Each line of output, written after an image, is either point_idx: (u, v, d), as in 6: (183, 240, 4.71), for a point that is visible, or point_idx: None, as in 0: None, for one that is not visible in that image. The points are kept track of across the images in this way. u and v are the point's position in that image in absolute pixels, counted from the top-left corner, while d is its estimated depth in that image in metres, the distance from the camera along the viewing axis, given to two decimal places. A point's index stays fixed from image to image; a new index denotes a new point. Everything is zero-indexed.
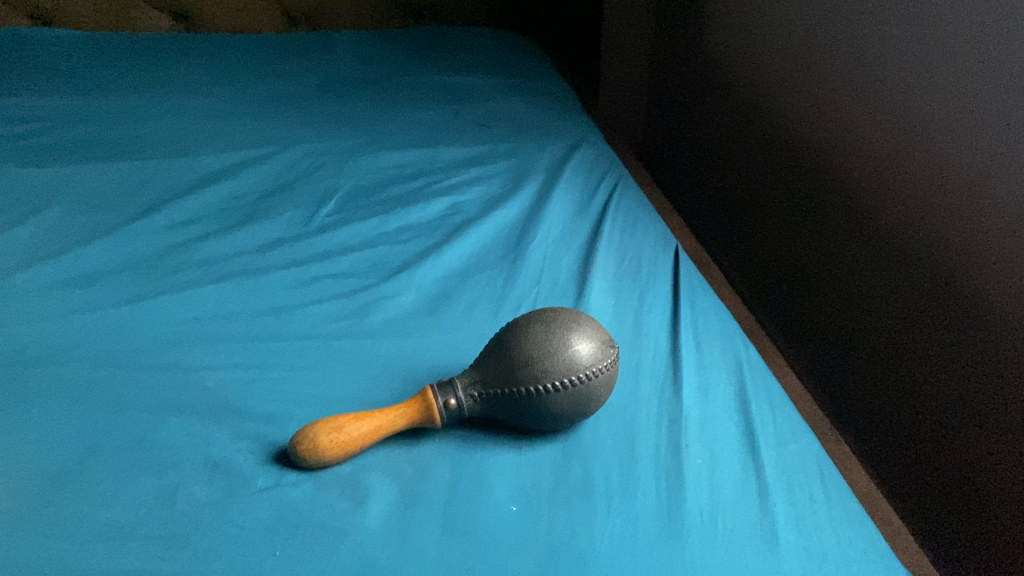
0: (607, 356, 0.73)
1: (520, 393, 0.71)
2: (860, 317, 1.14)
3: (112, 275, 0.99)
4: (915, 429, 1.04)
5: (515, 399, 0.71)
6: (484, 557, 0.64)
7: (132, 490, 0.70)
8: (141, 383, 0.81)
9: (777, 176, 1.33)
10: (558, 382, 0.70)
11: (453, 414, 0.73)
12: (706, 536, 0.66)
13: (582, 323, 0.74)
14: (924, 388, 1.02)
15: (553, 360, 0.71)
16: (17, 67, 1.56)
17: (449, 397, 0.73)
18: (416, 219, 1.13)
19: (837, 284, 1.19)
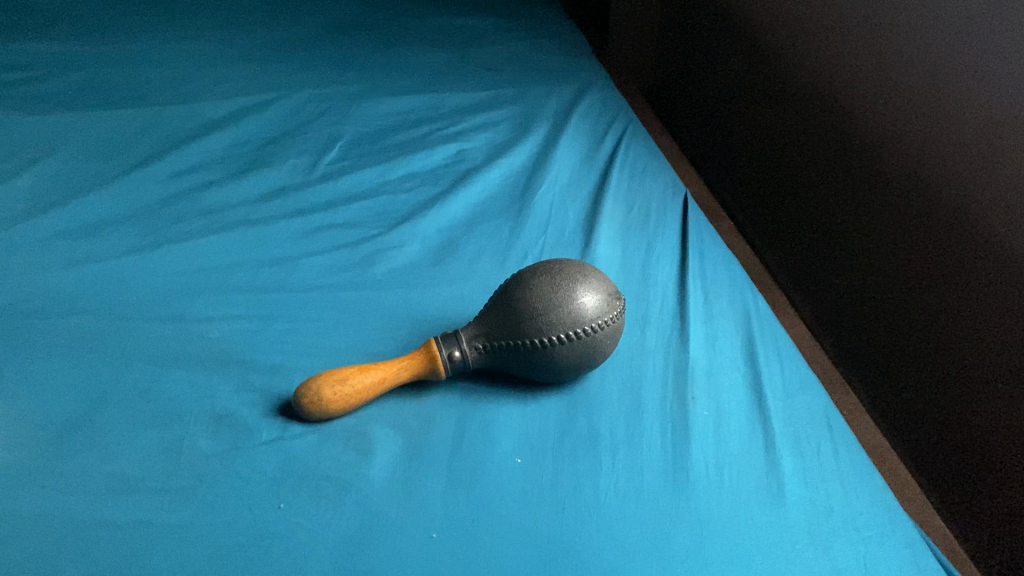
0: (613, 308, 0.72)
1: (525, 345, 0.70)
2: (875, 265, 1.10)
3: (114, 225, 0.98)
4: (922, 389, 1.02)
5: (521, 351, 0.71)
6: (489, 510, 0.64)
7: (137, 442, 0.70)
8: (144, 334, 0.81)
9: (793, 132, 1.28)
10: (563, 335, 0.70)
11: (457, 366, 0.72)
12: (711, 489, 0.66)
13: (590, 275, 0.73)
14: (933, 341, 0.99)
15: (558, 313, 0.70)
16: (12, 11, 1.52)
17: (454, 349, 0.72)
18: (421, 166, 1.11)
19: (853, 246, 1.15)
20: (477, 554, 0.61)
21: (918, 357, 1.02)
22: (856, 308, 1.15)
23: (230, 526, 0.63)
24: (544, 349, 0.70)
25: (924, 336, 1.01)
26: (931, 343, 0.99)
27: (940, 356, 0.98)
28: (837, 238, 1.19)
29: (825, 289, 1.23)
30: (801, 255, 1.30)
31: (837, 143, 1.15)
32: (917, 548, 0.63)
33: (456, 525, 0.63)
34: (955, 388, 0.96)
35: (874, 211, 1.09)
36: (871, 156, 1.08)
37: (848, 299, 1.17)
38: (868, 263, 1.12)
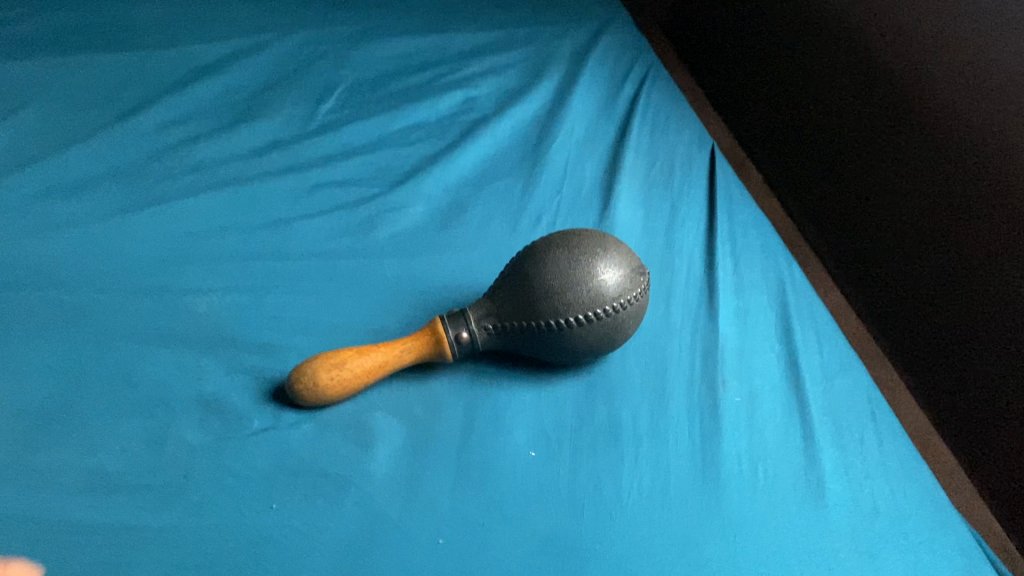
0: (636, 286, 0.66)
1: (539, 327, 0.64)
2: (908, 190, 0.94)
3: (96, 180, 0.90)
4: (958, 333, 0.86)
5: (534, 333, 0.64)
6: (501, 511, 0.59)
7: (120, 433, 0.64)
8: (128, 309, 0.75)
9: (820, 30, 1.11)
10: (582, 316, 0.63)
11: (466, 348, 0.66)
12: (744, 488, 0.60)
13: (611, 248, 0.66)
14: (983, 280, 0.84)
15: (575, 292, 0.63)
16: None
17: (462, 331, 0.65)
18: (426, 116, 1.04)
19: (877, 175, 0.99)
20: (488, 562, 0.56)
21: (960, 296, 0.86)
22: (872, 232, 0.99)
23: (219, 529, 0.58)
24: (561, 331, 0.64)
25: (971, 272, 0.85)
26: (987, 278, 0.83)
27: (998, 294, 0.82)
28: (855, 166, 1.03)
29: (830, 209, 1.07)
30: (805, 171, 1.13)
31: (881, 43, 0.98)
32: (971, 555, 0.58)
33: (464, 528, 0.58)
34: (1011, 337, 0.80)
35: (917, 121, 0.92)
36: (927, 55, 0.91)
37: (863, 223, 1.01)
38: (896, 194, 0.96)
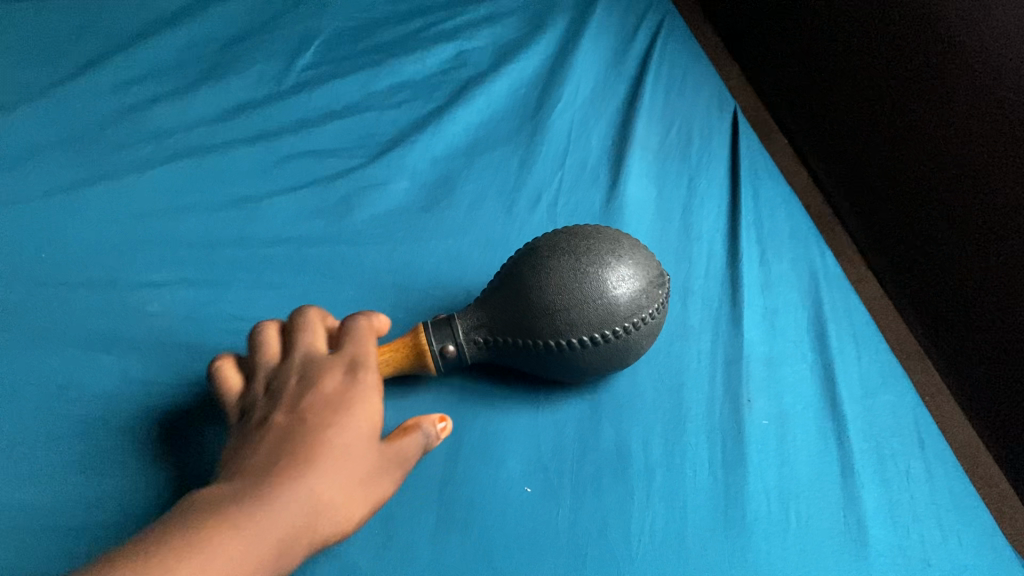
0: (654, 302, 0.55)
1: (538, 347, 0.54)
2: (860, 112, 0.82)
3: (40, 151, 0.80)
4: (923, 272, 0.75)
5: (532, 352, 0.55)
6: (491, 563, 0.49)
7: (55, 459, 0.56)
8: (70, 306, 0.66)
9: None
10: (588, 339, 0.53)
11: (451, 364, 0.56)
12: (774, 535, 0.52)
13: (629, 249, 0.55)
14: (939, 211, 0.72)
15: (581, 313, 0.53)
16: None
17: (448, 344, 0.55)
18: (413, 72, 0.93)
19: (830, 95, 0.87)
20: None
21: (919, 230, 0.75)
22: (864, 114, 0.81)
23: None
24: (562, 349, 0.54)
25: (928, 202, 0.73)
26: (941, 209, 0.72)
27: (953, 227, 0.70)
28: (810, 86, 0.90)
29: (816, 104, 0.90)
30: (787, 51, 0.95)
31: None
32: None
33: None
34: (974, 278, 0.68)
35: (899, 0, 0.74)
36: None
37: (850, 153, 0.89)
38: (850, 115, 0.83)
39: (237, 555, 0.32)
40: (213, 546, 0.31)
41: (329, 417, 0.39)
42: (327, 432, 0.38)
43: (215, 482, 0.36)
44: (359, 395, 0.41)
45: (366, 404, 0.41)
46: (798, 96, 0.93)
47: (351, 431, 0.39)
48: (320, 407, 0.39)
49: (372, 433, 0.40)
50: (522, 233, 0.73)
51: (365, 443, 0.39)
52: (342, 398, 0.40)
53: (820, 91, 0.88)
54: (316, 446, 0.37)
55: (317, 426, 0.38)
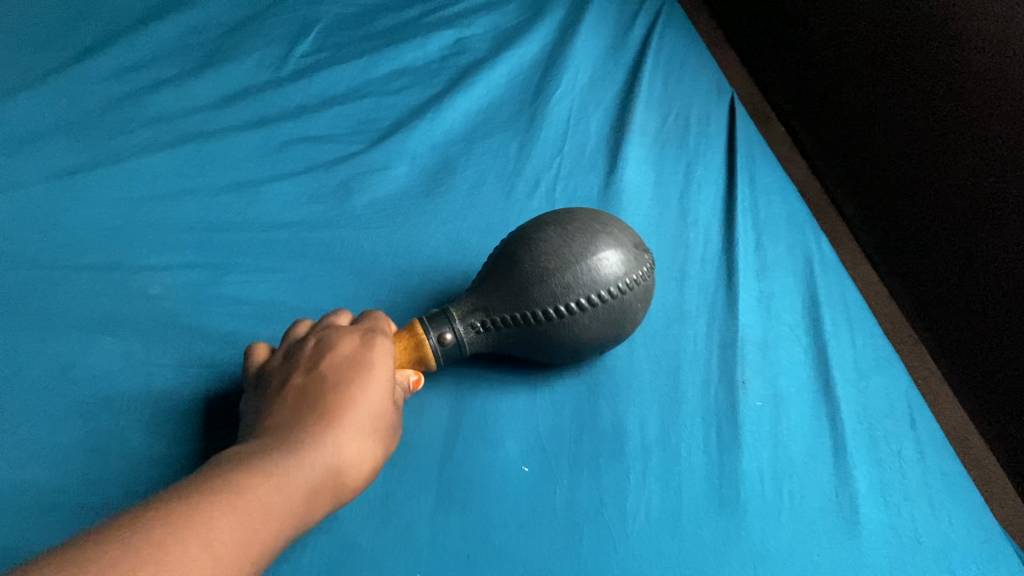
0: (641, 264, 0.56)
1: (533, 318, 0.54)
2: (855, 101, 0.83)
3: (41, 136, 0.80)
4: (912, 262, 0.76)
5: (529, 326, 0.55)
6: (488, 541, 0.50)
7: (58, 436, 0.57)
8: (71, 288, 0.66)
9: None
10: (582, 299, 0.54)
11: (450, 353, 0.55)
12: (767, 513, 0.52)
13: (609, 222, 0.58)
14: (931, 200, 0.73)
15: (574, 273, 0.54)
16: None
17: (445, 332, 0.55)
18: (413, 58, 0.93)
19: (826, 84, 0.87)
20: None
21: (910, 219, 0.76)
22: (861, 99, 0.82)
23: None
24: (560, 315, 0.54)
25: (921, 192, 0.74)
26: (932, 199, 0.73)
27: (945, 217, 0.71)
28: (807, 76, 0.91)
29: (812, 94, 0.90)
30: (785, 37, 0.95)
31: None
32: None
33: (444, 565, 0.49)
34: (964, 267, 0.70)
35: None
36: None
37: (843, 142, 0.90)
38: (845, 105, 0.84)
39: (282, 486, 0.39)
40: (265, 479, 0.38)
41: (349, 382, 0.46)
42: (348, 396, 0.45)
43: (253, 438, 0.43)
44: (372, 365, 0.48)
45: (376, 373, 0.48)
46: (796, 81, 0.94)
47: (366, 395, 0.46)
48: (339, 376, 0.47)
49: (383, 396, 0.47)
50: (520, 217, 0.74)
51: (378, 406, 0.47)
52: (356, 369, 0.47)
53: (818, 76, 0.89)
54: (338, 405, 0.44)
55: (338, 390, 0.45)
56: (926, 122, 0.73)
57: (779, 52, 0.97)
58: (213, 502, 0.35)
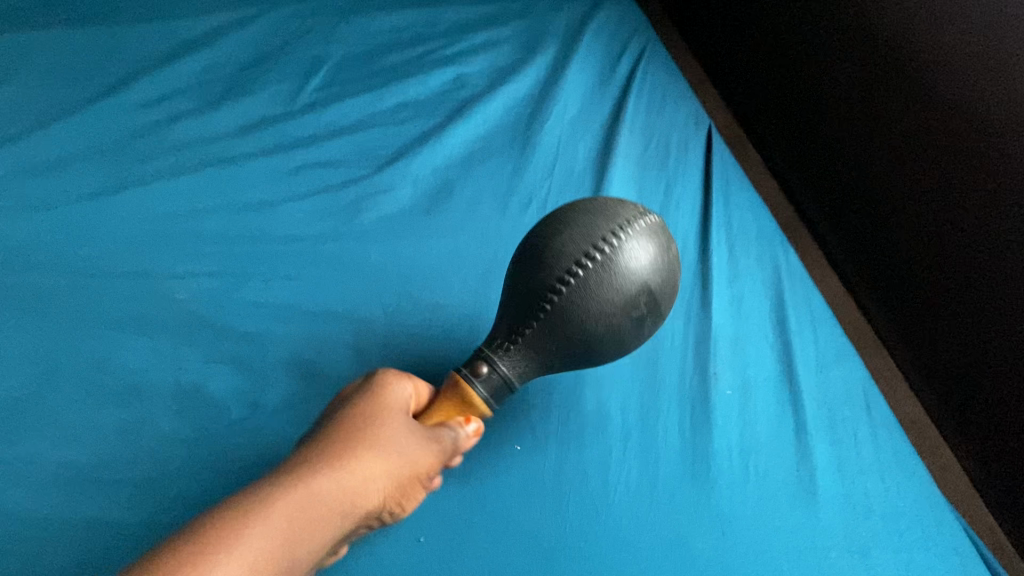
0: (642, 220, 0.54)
1: (552, 306, 0.51)
2: (823, 146, 0.89)
3: (74, 162, 0.87)
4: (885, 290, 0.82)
5: (552, 317, 0.52)
6: (483, 508, 0.56)
7: (94, 422, 0.63)
8: (105, 293, 0.73)
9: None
10: (578, 263, 0.51)
11: (498, 385, 0.53)
12: (734, 484, 0.58)
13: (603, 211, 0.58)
14: (896, 235, 0.79)
15: (565, 243, 0.52)
16: None
17: (483, 364, 0.53)
18: (416, 93, 1.01)
19: (799, 128, 0.95)
20: (467, 562, 0.53)
21: (881, 252, 0.82)
22: (831, 137, 0.87)
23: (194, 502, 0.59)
24: (559, 275, 0.51)
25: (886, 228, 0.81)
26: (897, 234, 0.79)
27: (907, 251, 0.77)
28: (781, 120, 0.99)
29: (788, 137, 0.98)
30: (761, 68, 1.01)
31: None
32: (967, 559, 0.56)
33: (445, 529, 0.55)
34: (926, 296, 0.75)
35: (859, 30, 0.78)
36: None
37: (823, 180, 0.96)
38: (817, 148, 0.91)
39: (293, 536, 0.39)
40: (279, 525, 0.38)
41: (388, 435, 0.46)
42: (384, 449, 0.45)
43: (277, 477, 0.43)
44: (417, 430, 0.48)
45: (407, 450, 0.46)
46: (772, 111, 1.00)
47: (402, 453, 0.46)
48: (378, 425, 0.46)
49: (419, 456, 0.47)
50: (513, 232, 0.81)
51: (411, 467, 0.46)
52: (399, 424, 0.47)
53: (791, 109, 0.95)
54: (371, 458, 0.44)
55: (377, 441, 0.45)
56: (893, 168, 0.77)
57: (756, 98, 1.04)
58: (216, 553, 0.36)
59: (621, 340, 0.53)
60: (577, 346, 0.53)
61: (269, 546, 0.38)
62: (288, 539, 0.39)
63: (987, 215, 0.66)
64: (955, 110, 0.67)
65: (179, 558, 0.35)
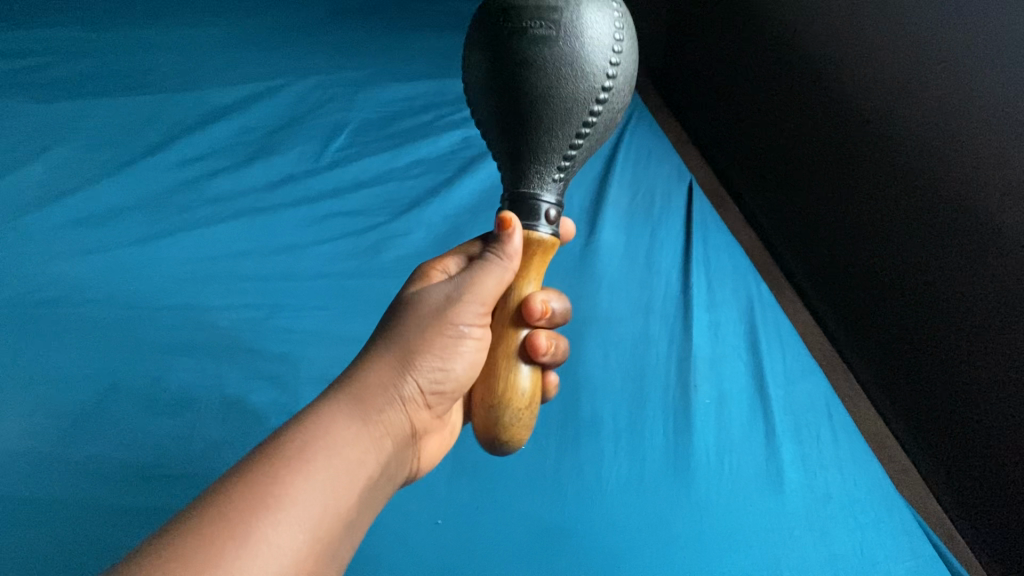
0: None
1: (539, 93, 0.49)
2: (820, 208, 0.99)
3: (124, 212, 0.98)
4: (868, 332, 0.90)
5: (544, 102, 0.49)
6: (493, 497, 0.65)
7: (151, 429, 0.72)
8: (156, 322, 0.82)
9: (752, 34, 1.13)
10: (523, 34, 0.48)
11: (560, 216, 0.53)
12: (712, 476, 0.67)
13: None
14: (880, 291, 0.88)
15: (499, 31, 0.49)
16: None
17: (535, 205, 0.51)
18: (427, 152, 1.13)
19: (795, 190, 1.04)
20: (480, 538, 0.62)
21: (865, 300, 0.91)
22: (821, 193, 0.98)
23: None
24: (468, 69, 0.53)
25: (872, 282, 0.89)
26: (882, 288, 0.87)
27: (893, 304, 0.86)
28: (778, 180, 1.09)
29: (782, 196, 1.08)
30: (753, 140, 1.15)
31: (808, 37, 0.98)
32: (915, 535, 0.64)
33: (460, 513, 0.64)
34: (905, 344, 0.84)
35: (845, 94, 0.91)
36: (850, 33, 0.90)
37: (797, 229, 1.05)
38: (812, 208, 1.01)
39: (364, 437, 0.45)
40: (351, 430, 0.44)
41: (437, 306, 0.50)
42: (439, 322, 0.49)
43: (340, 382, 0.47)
44: (470, 276, 0.51)
45: (467, 304, 0.50)
46: (760, 176, 1.14)
47: (461, 313, 0.50)
48: (427, 303, 0.51)
49: (477, 311, 0.51)
50: None
51: (473, 323, 0.50)
52: (455, 298, 0.50)
53: (784, 174, 1.07)
54: (427, 340, 0.49)
55: (427, 320, 0.50)
56: (884, 232, 0.86)
57: (755, 159, 1.15)
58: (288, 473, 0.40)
59: (534, 42, 0.48)
60: (518, 88, 0.49)
61: (341, 453, 0.43)
62: (363, 439, 0.44)
63: (943, 249, 0.77)
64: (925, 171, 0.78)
65: (255, 476, 0.40)
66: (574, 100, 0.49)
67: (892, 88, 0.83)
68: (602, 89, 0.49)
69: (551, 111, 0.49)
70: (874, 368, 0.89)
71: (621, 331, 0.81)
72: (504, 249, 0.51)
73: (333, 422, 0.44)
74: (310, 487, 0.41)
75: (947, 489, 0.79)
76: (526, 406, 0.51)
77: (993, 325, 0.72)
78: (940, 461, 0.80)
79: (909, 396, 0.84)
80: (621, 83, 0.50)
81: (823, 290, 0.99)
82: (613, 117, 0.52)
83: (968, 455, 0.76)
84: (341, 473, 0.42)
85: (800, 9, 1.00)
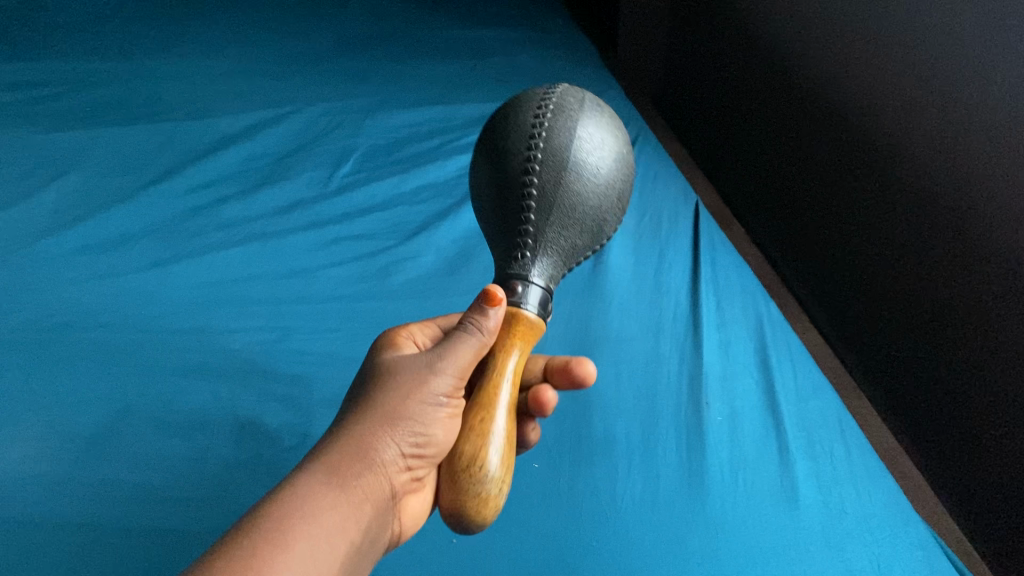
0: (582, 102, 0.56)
1: (514, 177, 0.54)
2: (822, 238, 1.00)
3: (135, 239, 0.98)
4: (874, 356, 0.91)
5: (513, 184, 0.54)
6: (507, 514, 0.65)
7: (163, 452, 0.72)
8: (168, 346, 0.83)
9: (749, 60, 1.12)
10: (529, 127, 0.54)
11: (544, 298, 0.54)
12: (727, 493, 0.67)
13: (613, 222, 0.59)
14: (888, 327, 0.89)
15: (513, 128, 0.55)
16: (19, 26, 1.50)
17: (517, 285, 0.53)
18: (434, 177, 1.14)
19: (797, 214, 1.05)
20: (494, 555, 0.62)
21: (871, 328, 0.92)
22: (825, 226, 0.99)
23: None
24: None
25: (879, 318, 0.90)
26: (891, 324, 0.88)
27: (900, 341, 0.87)
28: (780, 202, 1.09)
29: (784, 221, 1.09)
30: (751, 162, 1.16)
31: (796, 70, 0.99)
32: (930, 548, 0.64)
33: (476, 532, 0.64)
34: (914, 376, 0.85)
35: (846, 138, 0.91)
36: (848, 79, 0.89)
37: (798, 248, 1.06)
38: (815, 235, 1.01)
39: (334, 511, 0.43)
40: (331, 496, 0.43)
41: (415, 371, 0.48)
42: (415, 387, 0.47)
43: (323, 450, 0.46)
44: (449, 344, 0.49)
45: (441, 374, 0.48)
46: (761, 198, 1.14)
47: (437, 384, 0.48)
48: (407, 372, 0.48)
49: (452, 378, 0.49)
50: None
51: (448, 393, 0.48)
52: (432, 368, 0.48)
53: (787, 195, 1.07)
54: (402, 402, 0.47)
55: (402, 382, 0.48)
56: (892, 278, 0.87)
57: (755, 177, 1.15)
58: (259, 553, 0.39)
59: (500, 144, 0.55)
60: (495, 178, 0.55)
61: (317, 534, 0.41)
62: (337, 502, 0.43)
63: (952, 288, 0.78)
64: (936, 239, 0.79)
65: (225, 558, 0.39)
66: (511, 159, 0.54)
67: (890, 113, 0.83)
68: (530, 157, 0.53)
69: (509, 192, 0.54)
70: (882, 393, 0.91)
71: (632, 350, 0.81)
72: (480, 317, 0.49)
73: (312, 485, 0.43)
74: (300, 547, 0.41)
75: (955, 508, 0.80)
76: (497, 477, 0.48)
77: (999, 355, 0.73)
78: (951, 483, 0.81)
79: (919, 420, 0.85)
80: (564, 146, 0.53)
81: (827, 311, 1.01)
82: (568, 185, 0.53)
83: (983, 472, 0.77)
84: (309, 545, 0.41)
85: (792, 33, 1.00)
